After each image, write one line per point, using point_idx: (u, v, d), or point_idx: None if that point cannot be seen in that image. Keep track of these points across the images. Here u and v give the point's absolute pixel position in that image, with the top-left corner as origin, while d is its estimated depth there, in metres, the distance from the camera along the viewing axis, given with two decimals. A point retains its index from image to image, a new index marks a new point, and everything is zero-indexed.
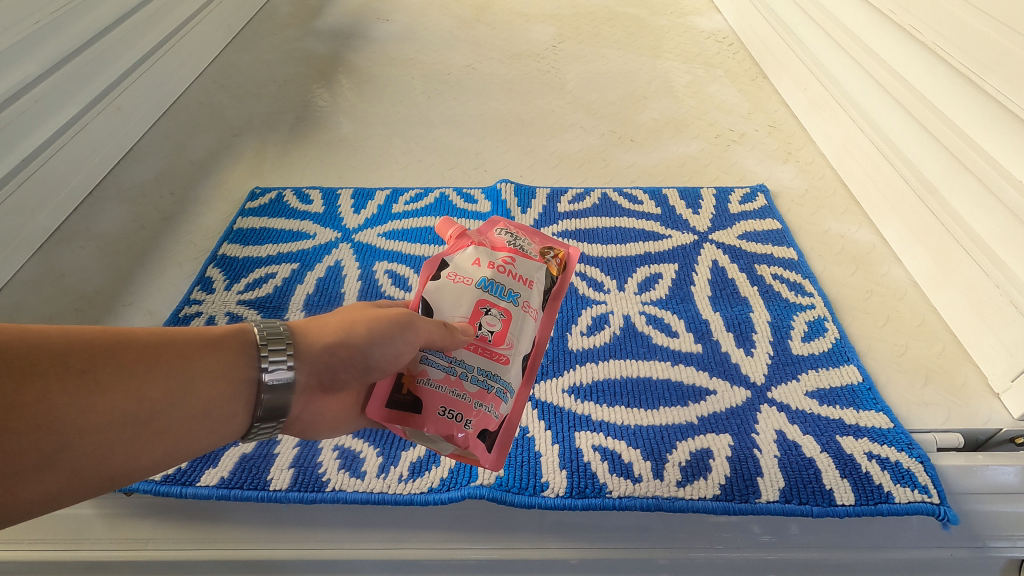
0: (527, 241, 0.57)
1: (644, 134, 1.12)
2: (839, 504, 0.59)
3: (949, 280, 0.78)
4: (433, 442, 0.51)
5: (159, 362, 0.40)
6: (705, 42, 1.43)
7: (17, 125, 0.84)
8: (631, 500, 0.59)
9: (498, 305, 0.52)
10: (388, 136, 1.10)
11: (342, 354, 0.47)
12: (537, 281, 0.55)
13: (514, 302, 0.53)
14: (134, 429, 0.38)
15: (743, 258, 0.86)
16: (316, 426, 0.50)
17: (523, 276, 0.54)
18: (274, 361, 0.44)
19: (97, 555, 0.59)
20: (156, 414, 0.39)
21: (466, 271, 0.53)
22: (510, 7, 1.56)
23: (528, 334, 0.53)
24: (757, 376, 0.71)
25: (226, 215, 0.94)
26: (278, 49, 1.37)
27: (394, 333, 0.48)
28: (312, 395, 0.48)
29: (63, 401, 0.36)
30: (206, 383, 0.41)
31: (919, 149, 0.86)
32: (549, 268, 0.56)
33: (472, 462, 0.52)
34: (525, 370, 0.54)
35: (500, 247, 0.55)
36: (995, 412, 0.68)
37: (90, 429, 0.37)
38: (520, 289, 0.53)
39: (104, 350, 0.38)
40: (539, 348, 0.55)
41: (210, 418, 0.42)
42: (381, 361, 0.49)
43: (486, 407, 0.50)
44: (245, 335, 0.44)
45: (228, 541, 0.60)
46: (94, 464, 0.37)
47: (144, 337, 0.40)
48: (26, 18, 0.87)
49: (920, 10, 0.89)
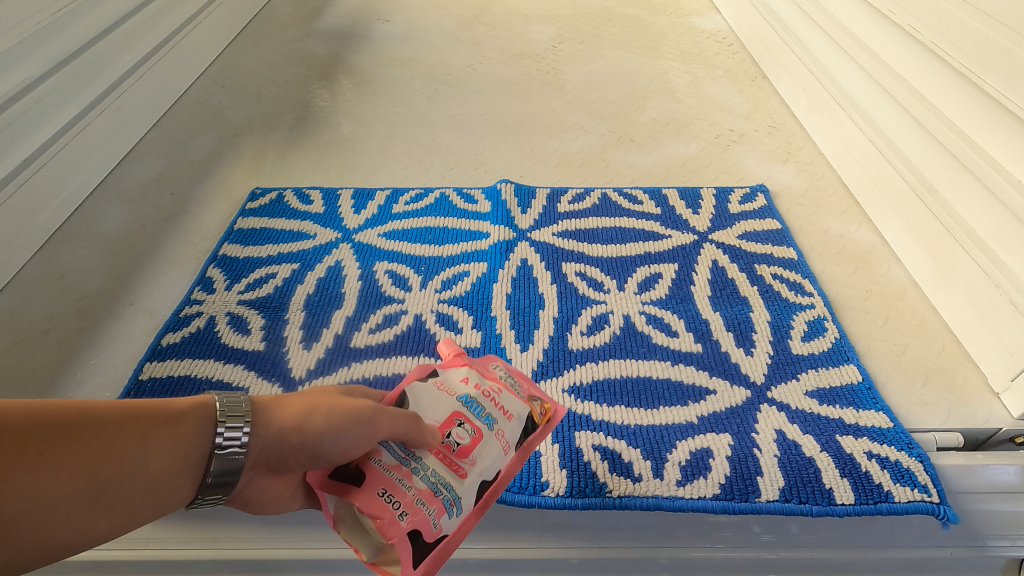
0: (521, 384, 0.57)
1: (644, 133, 1.12)
2: (839, 504, 0.59)
3: (949, 279, 0.79)
4: (362, 525, 0.47)
5: (116, 436, 0.35)
6: (705, 42, 1.43)
7: (18, 125, 0.84)
8: (630, 500, 0.59)
9: (472, 421, 0.51)
10: (388, 136, 1.11)
11: (294, 441, 0.42)
12: (518, 418, 0.54)
13: (488, 425, 0.51)
14: (81, 506, 0.34)
15: (743, 258, 0.86)
16: (253, 504, 0.44)
17: (507, 407, 0.53)
18: (231, 437, 0.39)
19: (97, 554, 0.60)
20: (106, 489, 0.35)
21: (453, 384, 0.53)
22: (510, 7, 1.56)
23: (494, 462, 0.51)
24: (757, 376, 0.71)
25: (227, 215, 0.95)
26: (279, 49, 1.37)
27: (352, 427, 0.43)
28: (254, 474, 0.43)
29: (1, 480, 0.31)
30: (166, 455, 0.37)
31: (919, 150, 0.86)
32: (532, 413, 0.56)
33: (390, 575, 0.47)
34: (480, 498, 0.50)
35: (492, 377, 0.55)
36: (995, 411, 0.69)
37: (33, 508, 0.32)
38: (498, 416, 0.52)
39: (44, 423, 0.34)
40: (500, 483, 0.52)
41: (164, 492, 0.37)
42: (331, 454, 0.43)
43: (428, 510, 0.46)
44: (208, 407, 0.39)
45: (229, 542, 0.60)
46: (33, 544, 0.33)
47: (96, 408, 0.36)
48: (27, 18, 0.87)
49: (920, 11, 0.88)
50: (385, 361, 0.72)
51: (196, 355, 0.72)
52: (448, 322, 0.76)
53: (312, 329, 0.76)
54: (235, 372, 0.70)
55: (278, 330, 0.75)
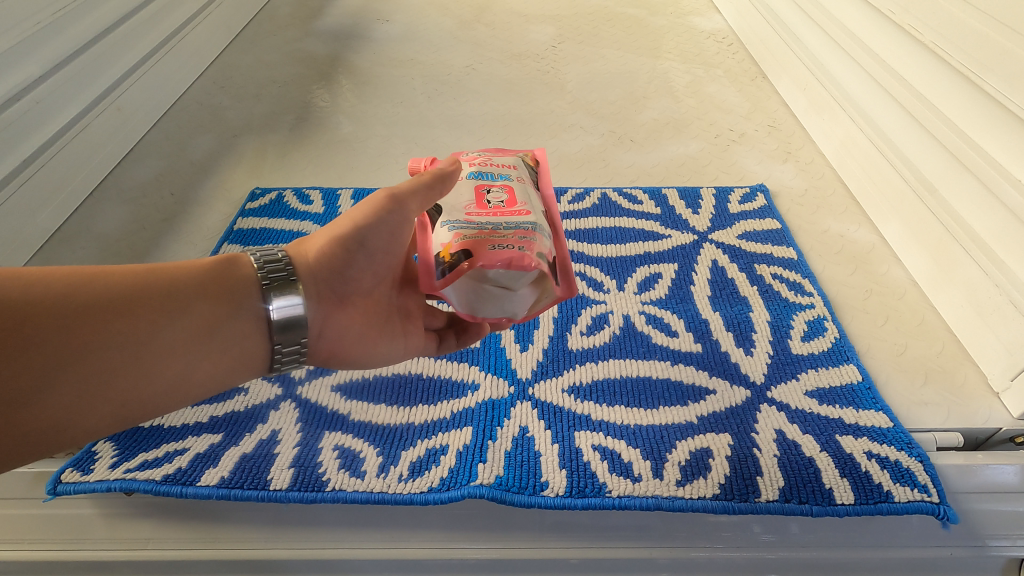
0: (505, 160, 0.63)
1: (644, 133, 1.12)
2: (839, 504, 0.59)
3: (949, 279, 0.78)
4: (489, 290, 0.49)
5: (165, 298, 0.44)
6: (705, 42, 1.43)
7: (18, 125, 0.84)
8: (630, 500, 0.59)
9: (493, 184, 0.55)
10: (388, 137, 1.11)
11: (342, 253, 0.51)
12: (519, 168, 0.60)
13: (505, 179, 0.57)
14: (151, 360, 0.43)
15: (743, 257, 0.86)
16: (337, 348, 0.53)
17: (504, 164, 0.59)
18: (275, 288, 0.48)
19: (96, 554, 0.60)
20: (167, 347, 0.43)
21: (453, 181, 0.57)
22: (510, 7, 1.56)
23: (533, 199, 0.57)
24: (757, 376, 0.71)
25: (227, 215, 0.95)
26: (279, 49, 1.37)
27: (379, 211, 0.52)
28: (330, 309, 0.51)
29: (90, 340, 0.41)
30: (213, 309, 0.46)
31: (919, 149, 0.86)
32: (524, 161, 0.63)
33: (553, 296, 0.52)
34: (552, 230, 0.56)
35: (480, 163, 0.60)
36: (995, 411, 0.68)
37: (115, 362, 0.41)
38: (505, 171, 0.58)
39: (90, 295, 0.42)
40: (553, 214, 0.59)
41: (223, 337, 0.46)
42: (377, 242, 0.53)
43: (531, 239, 0.50)
44: (240, 262, 0.48)
45: (228, 542, 0.60)
46: (128, 390, 0.42)
47: (133, 278, 0.44)
48: (28, 18, 0.87)
49: (920, 11, 0.88)
50: None
51: None
52: None
53: None
54: None
55: None
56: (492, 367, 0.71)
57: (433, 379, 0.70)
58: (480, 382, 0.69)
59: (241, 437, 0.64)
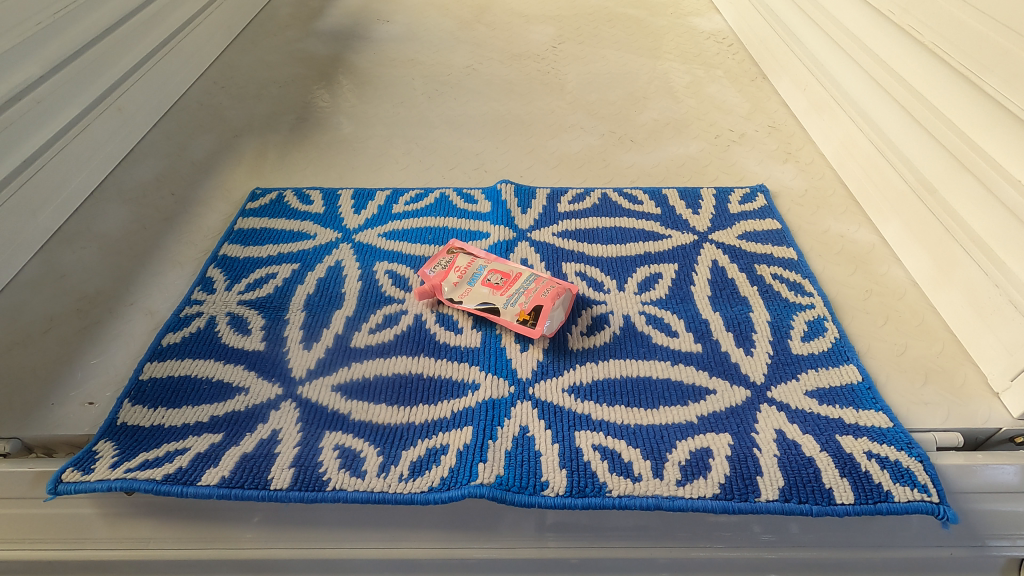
0: (451, 270, 0.79)
1: (644, 133, 1.12)
2: (839, 504, 0.59)
3: (949, 280, 0.79)
4: (563, 322, 0.75)
5: None
6: (705, 42, 1.43)
7: (19, 125, 0.84)
8: (630, 500, 0.59)
9: (483, 277, 0.78)
10: (388, 137, 1.11)
11: None
12: (463, 254, 0.82)
13: (482, 269, 0.79)
14: None
15: (743, 258, 0.86)
16: None
17: (464, 264, 0.80)
18: None
19: (97, 554, 0.61)
20: None
21: (464, 299, 0.77)
22: (511, 7, 1.57)
23: (503, 265, 0.79)
24: (757, 376, 0.71)
25: (228, 215, 0.95)
26: (280, 50, 1.37)
27: None
28: None
29: None
30: None
31: (919, 150, 0.86)
32: (458, 250, 0.83)
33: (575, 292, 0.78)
34: (522, 267, 0.80)
35: (455, 289, 0.78)
36: (995, 412, 0.69)
37: None
38: (473, 268, 0.79)
39: None
40: (504, 259, 0.82)
41: None
42: None
43: (533, 276, 0.77)
44: None
45: (232, 544, 0.61)
46: None
47: None
48: (28, 18, 0.87)
49: (919, 11, 0.88)
50: (385, 361, 0.72)
51: (195, 355, 0.72)
52: (447, 322, 0.76)
53: (311, 329, 0.76)
54: (235, 372, 0.70)
55: (278, 330, 0.76)
56: (492, 367, 0.71)
57: (434, 379, 0.70)
58: (480, 382, 0.69)
59: (241, 437, 0.64)
